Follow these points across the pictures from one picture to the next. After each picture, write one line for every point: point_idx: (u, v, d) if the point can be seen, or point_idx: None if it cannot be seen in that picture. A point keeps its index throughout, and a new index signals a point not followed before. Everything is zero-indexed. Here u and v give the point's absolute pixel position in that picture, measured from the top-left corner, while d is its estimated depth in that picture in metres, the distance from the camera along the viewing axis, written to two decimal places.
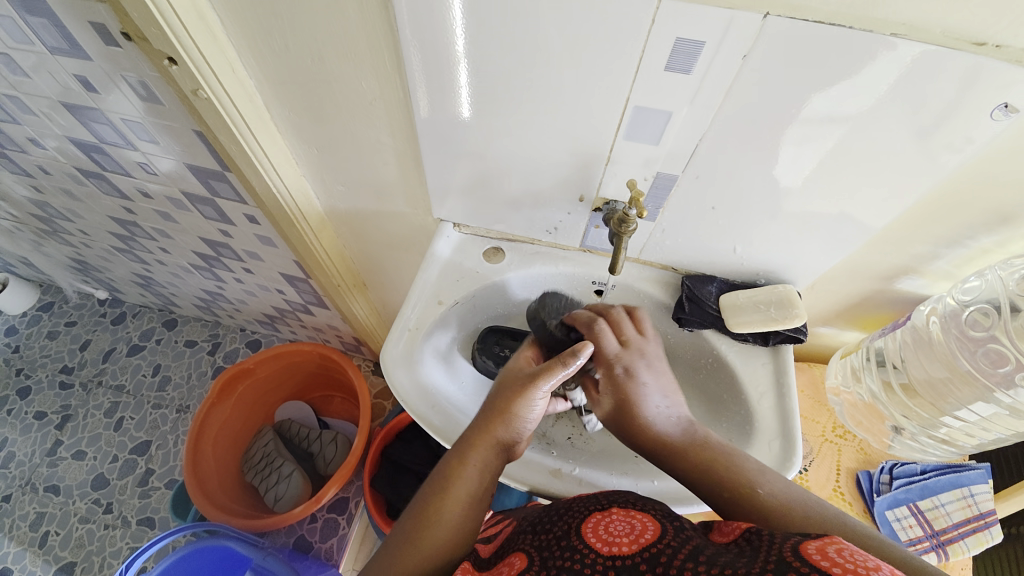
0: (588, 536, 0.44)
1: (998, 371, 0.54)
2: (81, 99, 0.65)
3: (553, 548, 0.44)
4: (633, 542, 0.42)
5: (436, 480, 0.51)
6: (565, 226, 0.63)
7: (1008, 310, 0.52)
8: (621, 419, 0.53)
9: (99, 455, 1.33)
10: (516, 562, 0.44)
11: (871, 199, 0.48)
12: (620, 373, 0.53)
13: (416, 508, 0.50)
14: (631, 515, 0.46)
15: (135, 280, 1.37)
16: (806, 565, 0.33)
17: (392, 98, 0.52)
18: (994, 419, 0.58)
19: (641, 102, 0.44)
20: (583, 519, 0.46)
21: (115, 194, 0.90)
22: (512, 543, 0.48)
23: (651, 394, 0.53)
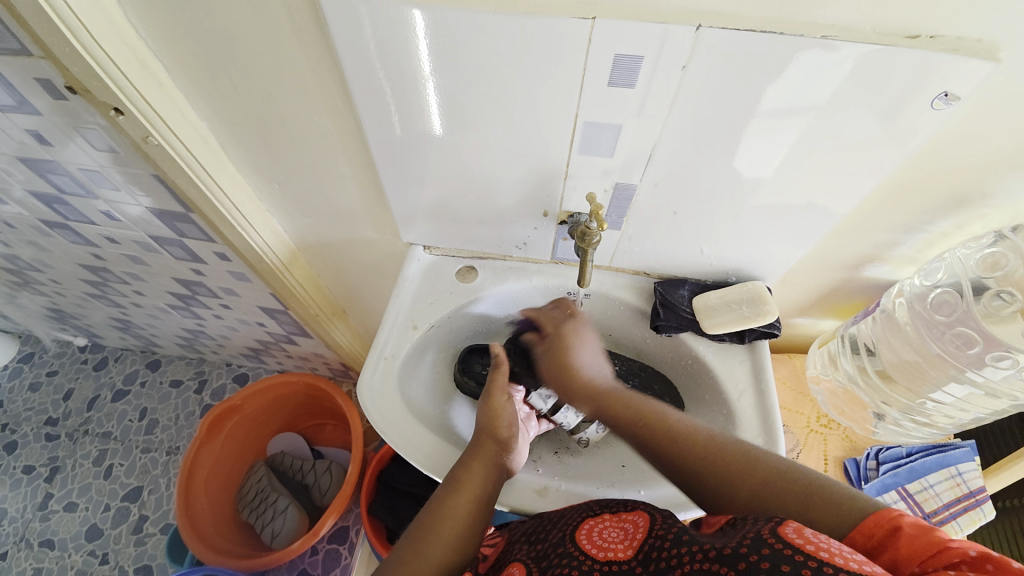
0: (582, 541, 0.45)
1: (969, 352, 0.55)
2: (36, 152, 0.64)
3: (551, 557, 0.44)
4: (628, 547, 0.43)
5: (440, 495, 0.51)
6: (534, 240, 0.63)
7: (970, 293, 0.53)
8: (559, 367, 0.59)
9: (91, 506, 1.29)
10: (514, 573, 0.44)
11: (831, 189, 0.48)
12: (567, 329, 0.60)
13: (419, 525, 0.50)
14: (624, 520, 0.47)
15: (113, 324, 1.35)
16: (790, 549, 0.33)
17: (348, 130, 0.52)
18: (971, 399, 0.59)
19: (590, 117, 0.44)
20: (577, 525, 0.47)
21: (82, 242, 0.88)
22: (508, 554, 0.48)
23: (588, 351, 0.59)
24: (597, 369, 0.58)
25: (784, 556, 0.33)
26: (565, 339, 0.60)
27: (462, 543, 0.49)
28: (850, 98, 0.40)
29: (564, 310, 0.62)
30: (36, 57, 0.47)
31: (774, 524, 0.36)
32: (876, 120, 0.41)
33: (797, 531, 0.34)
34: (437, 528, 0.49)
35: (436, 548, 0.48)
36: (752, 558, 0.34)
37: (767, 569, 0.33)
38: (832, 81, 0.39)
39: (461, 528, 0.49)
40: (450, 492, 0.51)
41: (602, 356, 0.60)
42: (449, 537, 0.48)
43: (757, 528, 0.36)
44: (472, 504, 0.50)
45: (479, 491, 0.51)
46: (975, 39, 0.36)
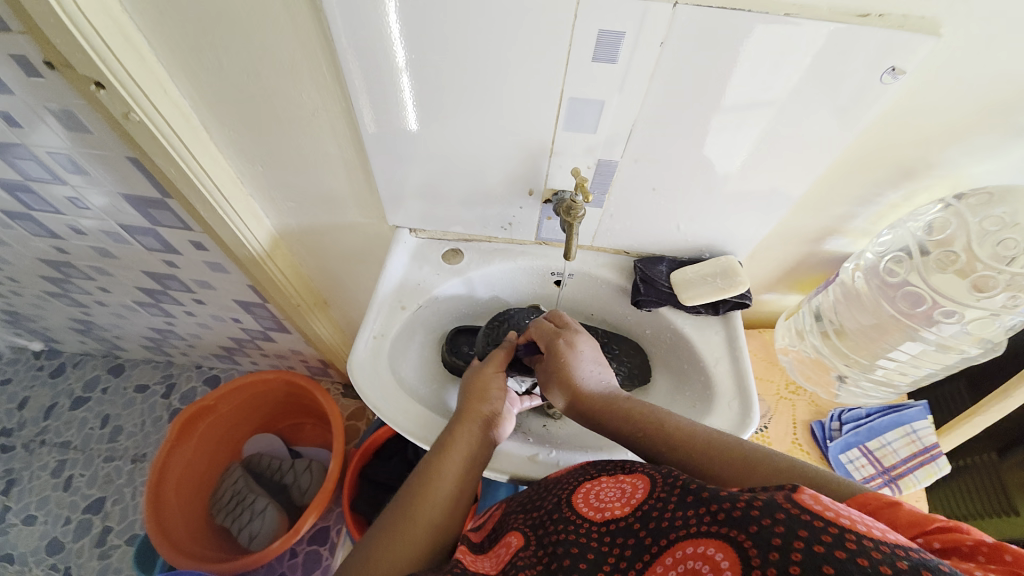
0: (579, 505, 0.47)
1: (917, 310, 0.60)
2: (0, 134, 0.61)
3: (547, 523, 0.46)
4: (624, 506, 0.45)
5: (430, 458, 0.52)
6: (519, 220, 0.65)
7: (919, 254, 0.58)
8: (570, 393, 0.55)
9: (49, 519, 1.22)
10: (514, 541, 0.46)
11: (798, 163, 0.52)
12: (562, 342, 0.58)
13: (410, 487, 0.51)
14: (620, 480, 0.48)
15: (74, 326, 1.28)
16: (803, 512, 0.33)
17: (336, 107, 0.52)
18: (922, 355, 0.64)
19: (576, 93, 0.47)
20: (574, 491, 0.49)
21: (45, 234, 0.84)
22: (504, 524, 0.51)
23: (585, 360, 0.57)
24: (595, 378, 0.56)
25: (801, 522, 0.33)
26: (563, 353, 0.57)
27: (454, 504, 0.50)
28: (816, 75, 0.43)
29: (554, 323, 0.61)
30: (13, 32, 0.46)
31: (788, 492, 0.35)
32: (835, 98, 0.45)
33: (813, 498, 0.35)
34: (426, 493, 0.49)
35: (427, 511, 0.49)
36: (766, 523, 0.34)
37: (781, 532, 0.33)
38: (790, 61, 0.42)
39: (452, 490, 0.50)
40: (438, 457, 0.52)
41: (598, 364, 0.58)
42: (441, 501, 0.49)
43: (770, 493, 0.36)
44: (462, 467, 0.51)
45: (467, 454, 0.52)
46: (919, 17, 0.40)
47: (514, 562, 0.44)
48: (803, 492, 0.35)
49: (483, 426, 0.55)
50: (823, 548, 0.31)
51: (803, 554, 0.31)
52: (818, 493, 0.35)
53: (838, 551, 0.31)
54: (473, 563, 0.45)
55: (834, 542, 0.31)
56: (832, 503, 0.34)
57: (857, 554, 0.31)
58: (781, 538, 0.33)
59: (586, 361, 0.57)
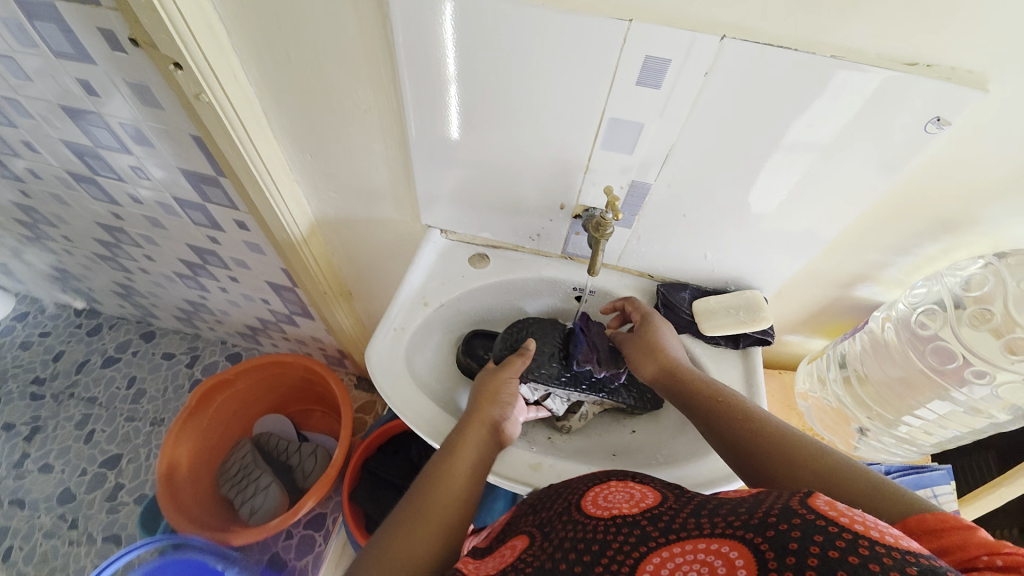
0: (588, 507, 0.47)
1: (948, 367, 0.58)
2: (82, 102, 0.67)
3: (556, 524, 0.46)
4: (634, 507, 0.45)
5: (436, 462, 0.53)
6: (547, 232, 0.66)
7: (952, 308, 0.56)
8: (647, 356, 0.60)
9: (68, 469, 1.27)
10: (518, 543, 0.47)
11: (836, 204, 0.51)
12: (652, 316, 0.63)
13: (416, 490, 0.51)
14: (630, 486, 0.49)
15: (116, 290, 1.36)
16: (822, 519, 0.34)
17: (387, 107, 0.55)
18: (950, 416, 0.62)
19: (617, 113, 0.48)
20: (583, 492, 0.49)
21: (105, 199, 0.90)
22: (515, 525, 0.51)
23: (673, 337, 0.61)
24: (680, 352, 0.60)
25: (815, 527, 0.33)
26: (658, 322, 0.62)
27: (462, 502, 0.50)
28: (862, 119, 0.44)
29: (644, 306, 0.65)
30: (105, 8, 0.51)
31: (802, 497, 0.37)
32: (877, 142, 0.45)
33: (829, 505, 0.35)
34: (435, 490, 0.50)
35: (437, 507, 0.49)
36: (782, 528, 0.35)
37: (797, 537, 0.33)
38: (832, 103, 0.43)
39: (461, 489, 0.51)
40: (447, 456, 0.53)
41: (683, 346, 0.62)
42: (451, 498, 0.50)
43: (785, 500, 0.37)
44: (470, 466, 0.52)
45: (475, 454, 0.53)
46: (967, 71, 0.40)
47: (517, 563, 0.44)
48: (817, 498, 0.35)
49: (490, 430, 0.55)
50: (837, 554, 0.32)
51: (818, 559, 0.32)
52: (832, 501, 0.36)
53: (850, 557, 0.31)
54: (475, 569, 0.45)
55: (846, 546, 0.32)
56: (848, 509, 0.34)
57: (869, 561, 0.31)
58: (797, 543, 0.33)
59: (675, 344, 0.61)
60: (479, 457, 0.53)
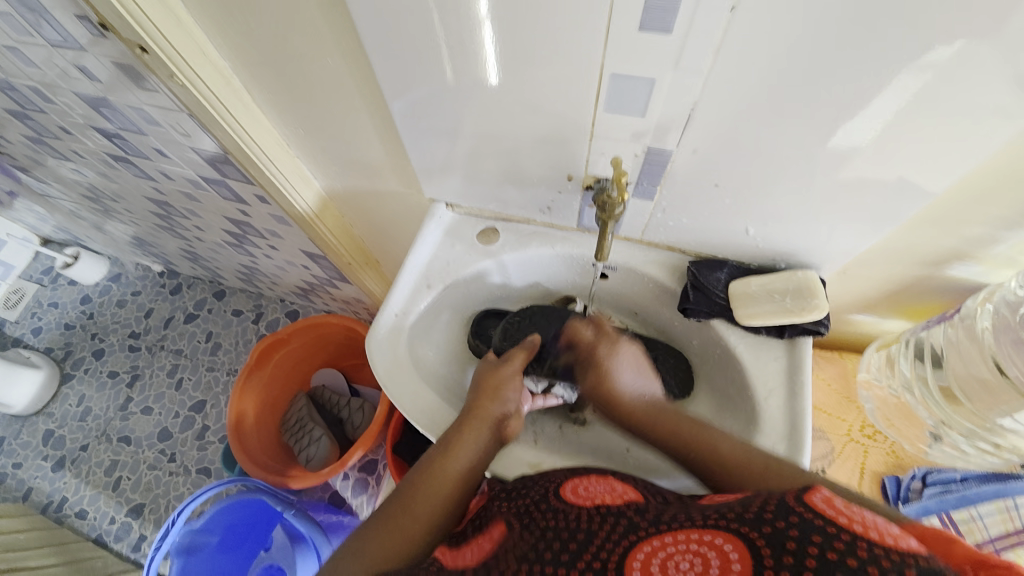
0: (568, 497, 0.45)
1: None
2: (90, 88, 0.67)
3: (533, 512, 0.44)
4: (615, 498, 0.44)
5: (431, 457, 0.51)
6: (558, 205, 0.58)
7: None
8: (604, 396, 0.55)
9: (164, 411, 1.47)
10: (496, 530, 0.44)
11: (932, 159, 0.39)
12: (602, 352, 0.57)
13: (405, 486, 0.50)
14: (608, 479, 0.48)
15: (184, 255, 1.46)
16: (818, 518, 0.32)
17: (364, 72, 0.49)
18: None
19: (618, 69, 0.39)
20: (561, 483, 0.48)
21: (144, 176, 0.94)
22: (487, 510, 0.48)
23: (628, 372, 0.55)
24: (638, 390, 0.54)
25: (815, 528, 0.32)
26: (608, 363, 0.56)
27: (452, 501, 0.49)
28: (976, 51, 0.32)
29: (592, 327, 0.59)
30: None
31: (800, 493, 0.35)
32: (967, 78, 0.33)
33: (826, 501, 0.34)
34: (426, 484, 0.49)
35: (422, 510, 0.48)
36: (780, 526, 0.33)
37: (795, 536, 0.32)
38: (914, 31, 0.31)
39: (452, 488, 0.49)
40: (443, 453, 0.51)
41: (641, 372, 0.56)
42: (440, 496, 0.49)
43: (781, 495, 0.36)
44: (464, 467, 0.50)
45: (472, 455, 0.51)
46: None
47: (499, 555, 0.41)
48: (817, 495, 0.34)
49: (491, 427, 0.53)
50: (835, 556, 0.30)
51: (817, 560, 0.30)
52: (832, 497, 0.34)
53: (849, 558, 0.30)
54: (453, 560, 0.42)
55: (845, 549, 0.30)
56: (848, 508, 0.33)
57: (869, 565, 0.29)
58: (795, 542, 0.32)
59: (626, 370, 0.55)
60: (477, 457, 0.51)
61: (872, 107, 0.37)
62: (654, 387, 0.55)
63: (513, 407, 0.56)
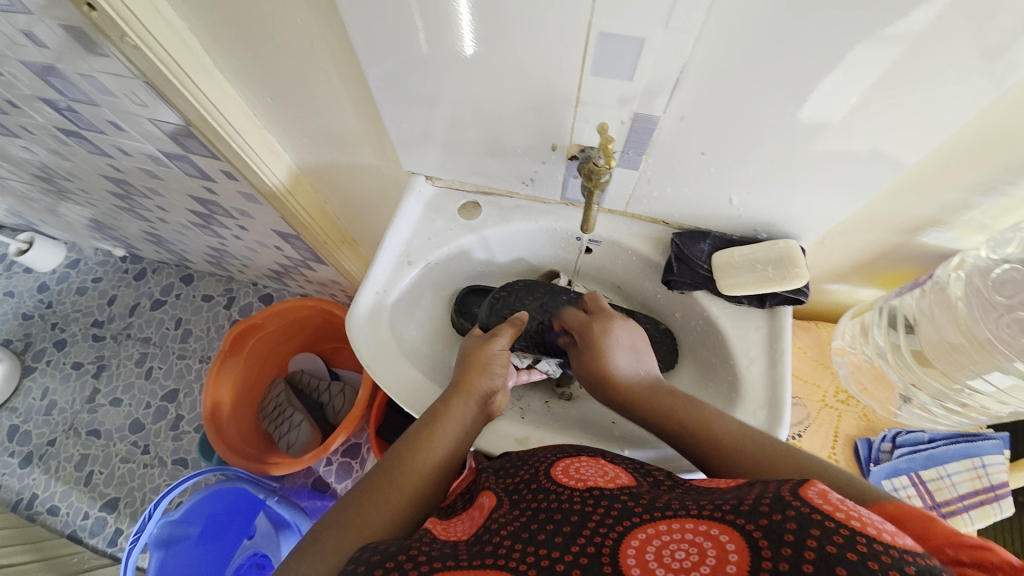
0: (559, 477, 0.45)
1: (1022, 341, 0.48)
2: (33, 54, 0.62)
3: (524, 491, 0.44)
4: (609, 482, 0.43)
5: (417, 432, 0.50)
6: (542, 176, 0.57)
7: None
8: (598, 376, 0.54)
9: (134, 402, 1.41)
10: (486, 503, 0.44)
11: (918, 123, 0.39)
12: (597, 331, 0.55)
13: (389, 461, 0.48)
14: (602, 464, 0.47)
15: (147, 238, 1.39)
16: (822, 516, 0.31)
17: (335, 34, 0.47)
18: (1011, 391, 0.52)
19: (606, 28, 0.37)
20: (552, 462, 0.47)
21: (100, 153, 0.88)
22: (476, 483, 0.48)
23: (623, 349, 0.54)
24: (633, 367, 0.53)
25: (813, 520, 0.31)
26: (603, 339, 0.54)
27: (438, 474, 0.49)
28: (963, 11, 0.31)
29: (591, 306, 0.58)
30: None
31: (795, 486, 0.34)
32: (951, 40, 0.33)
33: (822, 495, 0.33)
34: (412, 457, 0.48)
35: (407, 483, 0.47)
36: (776, 518, 0.32)
37: (793, 529, 0.31)
38: None
39: (437, 462, 0.49)
40: (430, 428, 0.50)
41: (637, 350, 0.55)
42: (426, 468, 0.48)
43: (775, 488, 0.35)
44: (451, 442, 0.50)
45: (459, 429, 0.51)
46: None
47: (489, 523, 0.41)
48: (813, 490, 0.33)
49: (479, 401, 0.53)
50: (836, 550, 0.30)
51: (816, 553, 0.30)
52: (827, 489, 0.33)
53: (850, 553, 0.29)
54: (444, 532, 0.43)
55: (846, 543, 0.30)
56: (843, 503, 0.32)
57: (870, 559, 0.29)
58: (792, 535, 0.31)
59: (622, 346, 0.54)
60: (464, 431, 0.51)
61: (823, 87, 0.38)
62: (650, 363, 0.55)
63: (498, 382, 0.55)
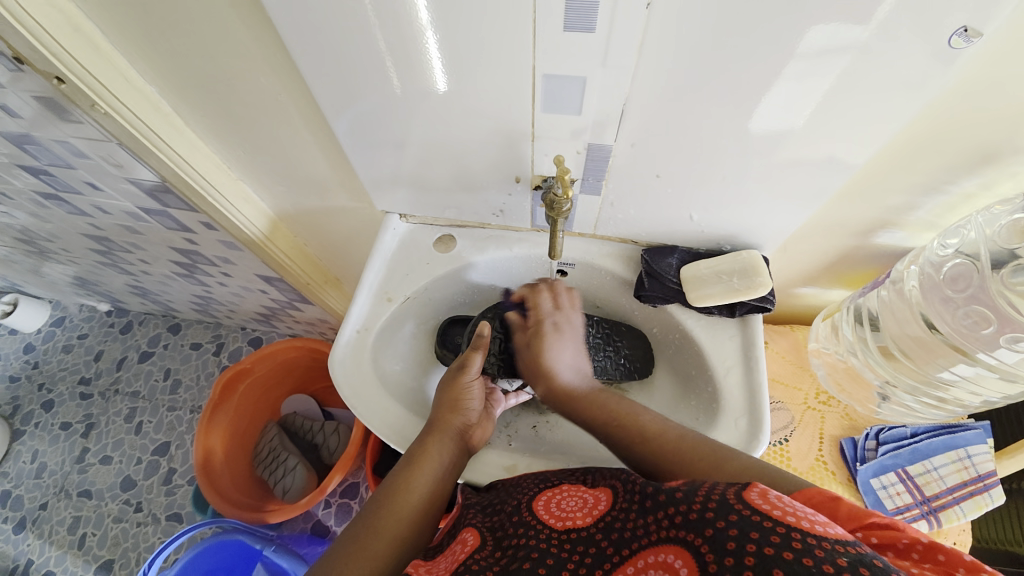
0: (540, 511, 0.45)
1: (980, 333, 0.50)
2: (8, 124, 0.63)
3: (507, 527, 0.44)
4: (587, 516, 0.44)
5: (398, 475, 0.51)
6: (510, 207, 0.59)
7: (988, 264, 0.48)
8: (531, 365, 0.59)
9: (125, 459, 1.38)
10: (469, 539, 0.45)
11: (849, 135, 0.41)
12: (547, 325, 0.59)
13: (371, 508, 0.49)
14: (583, 491, 0.47)
15: (132, 291, 1.39)
16: (755, 514, 0.33)
17: (297, 88, 0.49)
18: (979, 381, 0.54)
19: (551, 70, 0.40)
20: (533, 496, 0.47)
21: (79, 213, 0.89)
22: (461, 518, 0.48)
23: (565, 351, 0.58)
24: (573, 370, 0.58)
25: (753, 523, 0.33)
26: (546, 339, 0.58)
27: (421, 515, 0.49)
28: (871, 35, 0.34)
29: (551, 299, 0.60)
30: None
31: (739, 488, 0.36)
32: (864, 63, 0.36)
33: (762, 496, 0.34)
34: (394, 501, 0.49)
35: (389, 528, 0.47)
36: (720, 526, 0.34)
37: (735, 535, 0.33)
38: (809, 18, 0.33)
39: (419, 504, 0.50)
40: (409, 470, 0.51)
41: (577, 353, 0.59)
42: (408, 510, 0.49)
43: (723, 491, 0.36)
44: (431, 480, 0.51)
45: (440, 465, 0.51)
46: None
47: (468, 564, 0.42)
48: (751, 491, 0.35)
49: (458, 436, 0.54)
50: (772, 551, 0.31)
51: (755, 556, 0.31)
52: (768, 490, 0.35)
53: (786, 552, 0.30)
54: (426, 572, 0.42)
55: (781, 542, 0.31)
56: (780, 501, 0.34)
57: (803, 556, 0.30)
58: (734, 542, 0.32)
59: (564, 351, 0.58)
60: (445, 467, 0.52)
61: (774, 93, 0.39)
62: (586, 367, 0.59)
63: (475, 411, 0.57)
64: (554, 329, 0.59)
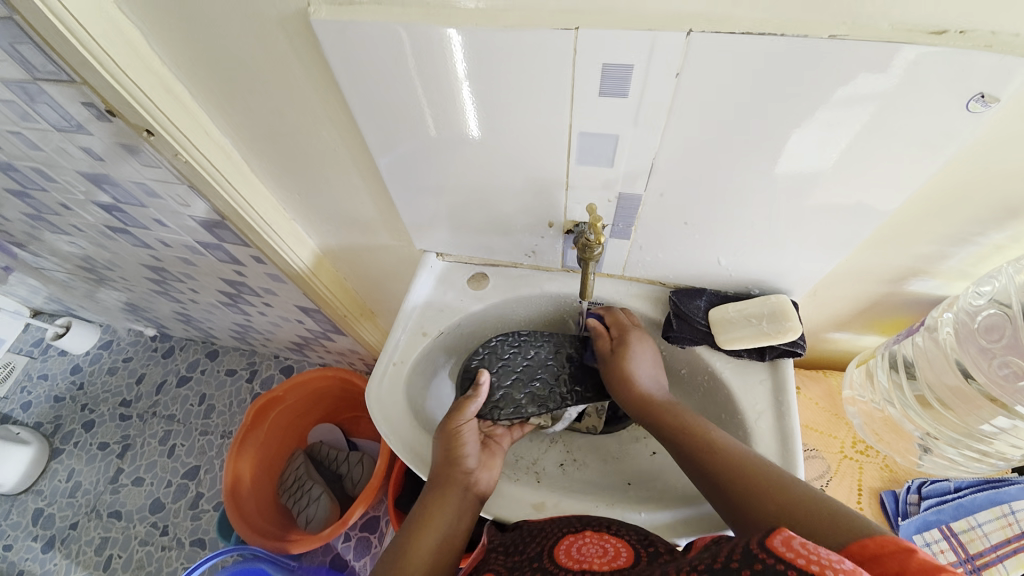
0: (561, 557, 0.45)
1: (1018, 384, 0.49)
2: (93, 167, 0.71)
3: (526, 569, 0.44)
4: (607, 563, 0.43)
5: (412, 527, 0.52)
6: (542, 249, 0.62)
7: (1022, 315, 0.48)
8: (620, 379, 0.58)
9: (156, 481, 1.42)
10: None
11: (876, 189, 0.43)
12: (617, 341, 0.60)
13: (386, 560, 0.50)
14: (605, 540, 0.47)
15: (177, 318, 1.47)
16: (781, 564, 0.32)
17: (352, 140, 0.54)
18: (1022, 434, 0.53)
19: (585, 128, 0.43)
20: (556, 540, 0.47)
21: (141, 245, 0.97)
22: (485, 562, 0.48)
23: (645, 361, 0.59)
24: (652, 379, 0.58)
25: (776, 570, 0.32)
26: (629, 345, 0.59)
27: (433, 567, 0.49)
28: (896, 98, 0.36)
29: (627, 317, 0.62)
30: (79, 83, 0.52)
31: (763, 536, 0.35)
32: (882, 123, 0.38)
33: (787, 542, 0.34)
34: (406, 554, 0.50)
35: None
36: (743, 572, 0.33)
37: None
38: (829, 83, 0.36)
39: (430, 556, 0.50)
40: (418, 527, 0.52)
41: (655, 365, 0.59)
42: (415, 567, 0.49)
43: (746, 541, 0.35)
44: (439, 535, 0.51)
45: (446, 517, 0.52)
46: (1012, 34, 0.32)
47: None
48: (778, 538, 0.34)
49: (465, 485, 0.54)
50: None
51: None
52: (796, 537, 0.34)
53: None
54: None
55: None
56: (805, 548, 0.33)
57: None
58: None
59: (642, 364, 0.58)
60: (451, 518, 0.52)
61: (799, 145, 0.41)
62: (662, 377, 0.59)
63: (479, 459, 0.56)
64: (638, 344, 0.59)
